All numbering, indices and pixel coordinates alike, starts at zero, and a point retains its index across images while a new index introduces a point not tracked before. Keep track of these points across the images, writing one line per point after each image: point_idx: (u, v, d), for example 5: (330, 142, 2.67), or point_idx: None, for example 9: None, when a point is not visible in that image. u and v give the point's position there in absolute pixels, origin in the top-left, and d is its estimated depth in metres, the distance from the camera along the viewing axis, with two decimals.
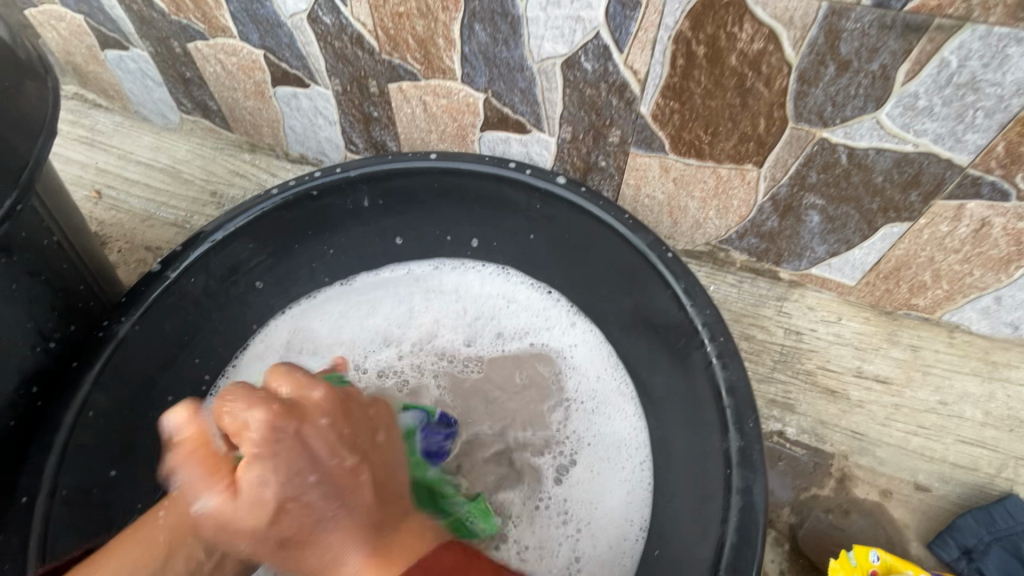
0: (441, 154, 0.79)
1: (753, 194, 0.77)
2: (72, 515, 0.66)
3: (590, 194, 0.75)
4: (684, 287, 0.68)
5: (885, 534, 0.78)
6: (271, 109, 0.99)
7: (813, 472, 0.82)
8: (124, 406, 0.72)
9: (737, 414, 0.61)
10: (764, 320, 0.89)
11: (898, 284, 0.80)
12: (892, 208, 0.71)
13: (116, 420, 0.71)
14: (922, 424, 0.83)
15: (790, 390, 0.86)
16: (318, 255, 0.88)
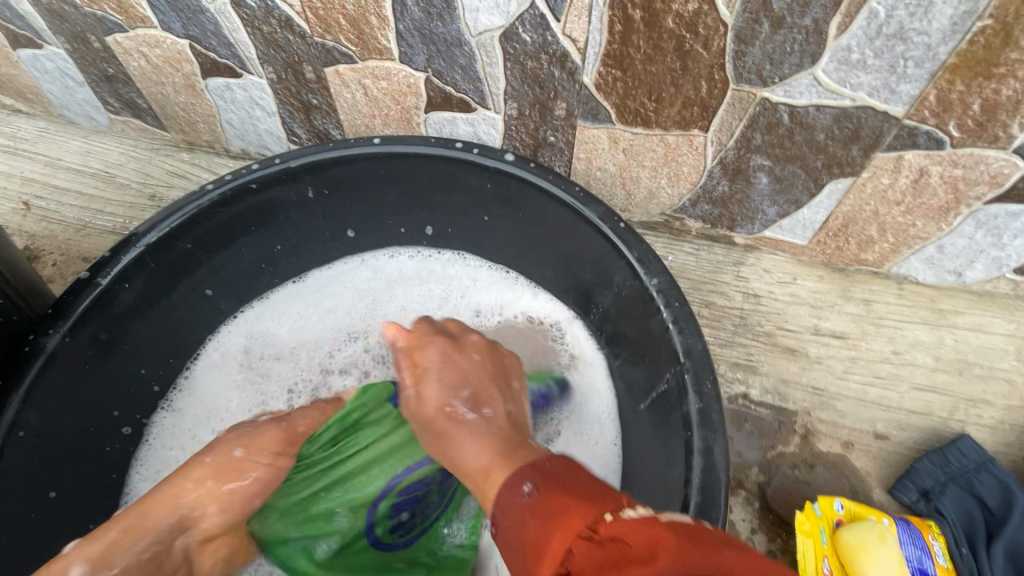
0: (384, 138, 0.75)
1: (701, 160, 0.77)
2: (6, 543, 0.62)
3: (540, 169, 0.73)
4: (638, 256, 0.66)
5: (848, 483, 0.81)
6: (204, 103, 0.94)
7: (778, 430, 0.84)
8: (56, 424, 0.67)
9: (696, 376, 0.60)
10: (722, 286, 0.90)
11: (846, 240, 0.82)
12: (835, 165, 0.72)
13: (48, 438, 0.66)
14: (878, 375, 0.85)
15: (752, 352, 0.88)
16: (266, 252, 0.84)
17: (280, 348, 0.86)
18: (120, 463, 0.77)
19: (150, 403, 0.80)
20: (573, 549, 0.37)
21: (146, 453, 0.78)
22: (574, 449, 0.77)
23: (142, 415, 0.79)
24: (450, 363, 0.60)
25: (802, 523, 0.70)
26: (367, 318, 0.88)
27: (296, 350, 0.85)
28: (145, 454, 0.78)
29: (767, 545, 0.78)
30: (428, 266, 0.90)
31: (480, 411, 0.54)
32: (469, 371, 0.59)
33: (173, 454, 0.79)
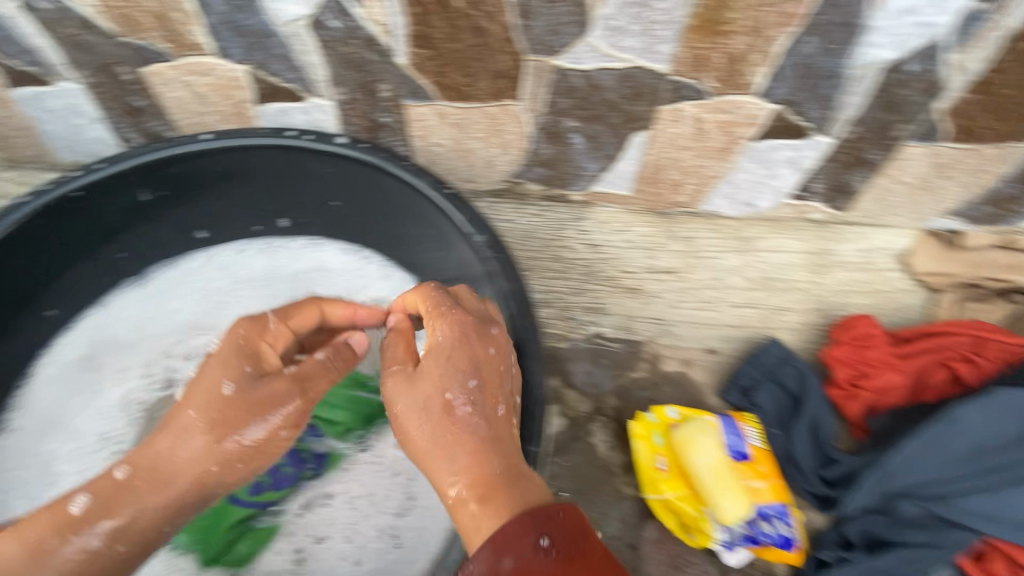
0: (221, 132, 0.76)
1: (522, 126, 0.85)
2: None
3: (372, 149, 0.77)
4: (466, 217, 0.73)
5: (687, 394, 0.93)
6: (17, 115, 0.88)
7: (627, 359, 0.95)
8: None
9: (518, 314, 0.69)
10: (568, 241, 0.99)
11: (660, 186, 0.94)
12: (631, 119, 0.82)
13: None
14: (704, 299, 0.98)
15: (600, 296, 0.98)
16: (102, 261, 0.83)
17: (121, 343, 0.85)
18: None
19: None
20: None
21: None
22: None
23: None
24: (464, 345, 0.58)
25: (634, 429, 0.84)
26: (214, 312, 0.89)
27: (137, 345, 0.86)
28: None
29: (625, 459, 0.87)
30: (282, 256, 0.92)
31: (465, 386, 0.56)
32: (448, 365, 0.56)
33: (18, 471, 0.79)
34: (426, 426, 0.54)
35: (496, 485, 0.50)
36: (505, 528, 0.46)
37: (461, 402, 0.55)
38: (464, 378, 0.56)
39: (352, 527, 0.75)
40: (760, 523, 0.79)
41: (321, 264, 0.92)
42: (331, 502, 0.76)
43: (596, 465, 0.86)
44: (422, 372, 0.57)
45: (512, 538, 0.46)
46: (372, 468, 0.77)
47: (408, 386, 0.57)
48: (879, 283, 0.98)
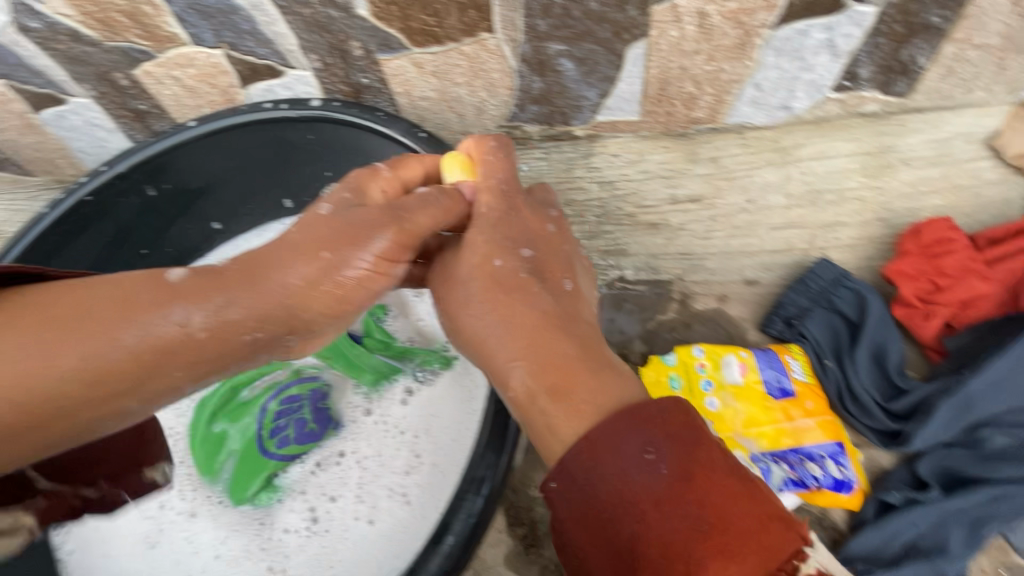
0: (199, 119, 0.78)
1: (505, 62, 0.78)
2: None
3: (345, 105, 0.75)
4: (440, 156, 0.70)
5: (725, 332, 0.84)
6: (50, 138, 0.96)
7: (655, 301, 0.88)
8: None
9: None
10: (578, 181, 0.92)
11: (672, 103, 0.83)
12: (623, 30, 0.73)
13: None
14: (738, 225, 0.87)
15: (618, 236, 0.90)
16: (139, 262, 0.90)
17: None
18: None
19: None
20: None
21: None
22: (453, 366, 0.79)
23: None
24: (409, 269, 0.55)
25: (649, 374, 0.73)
26: None
27: None
28: None
29: None
30: None
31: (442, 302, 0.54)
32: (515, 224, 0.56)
33: None
34: (518, 312, 0.51)
35: (567, 375, 0.48)
36: (569, 425, 0.46)
37: (481, 225, 0.55)
38: (492, 255, 0.53)
39: (363, 484, 0.75)
40: (808, 463, 0.68)
41: None
42: (343, 460, 0.77)
43: None
44: (263, 257, 0.51)
45: (613, 440, 0.44)
46: (380, 427, 0.78)
47: (447, 249, 0.57)
48: (958, 177, 0.83)
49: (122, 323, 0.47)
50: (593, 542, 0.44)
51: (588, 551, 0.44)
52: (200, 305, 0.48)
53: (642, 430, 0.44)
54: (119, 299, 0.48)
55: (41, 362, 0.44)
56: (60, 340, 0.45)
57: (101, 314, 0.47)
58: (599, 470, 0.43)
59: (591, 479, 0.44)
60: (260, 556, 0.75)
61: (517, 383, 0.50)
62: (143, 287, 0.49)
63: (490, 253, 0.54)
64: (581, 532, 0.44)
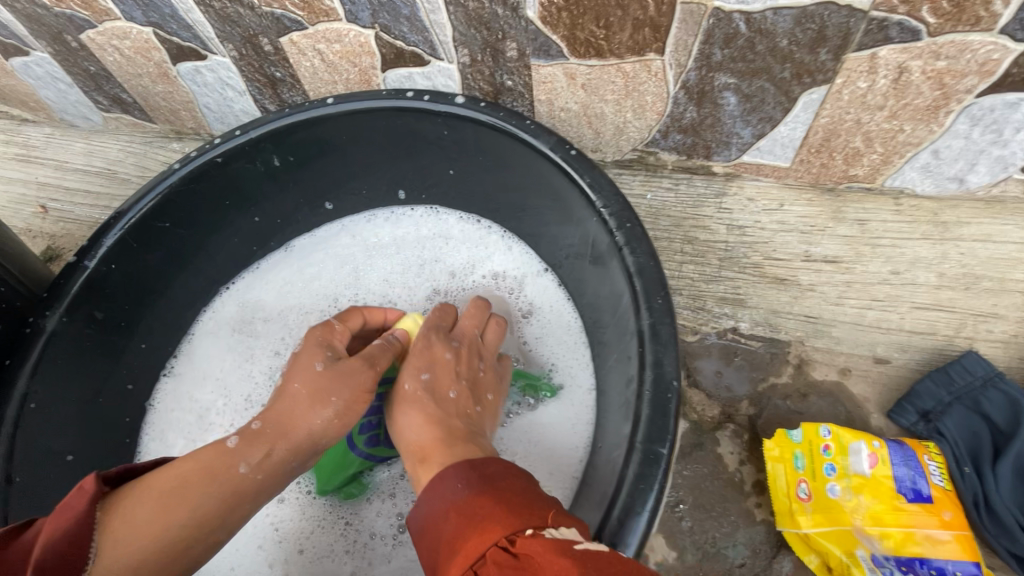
0: (338, 97, 0.76)
1: (663, 86, 0.73)
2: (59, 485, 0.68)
3: (490, 108, 0.72)
4: (590, 181, 0.66)
5: (844, 411, 0.78)
6: (181, 90, 0.97)
7: (770, 362, 0.81)
8: (84, 430, 0.72)
9: (646, 294, 0.57)
10: (705, 220, 0.86)
11: (831, 156, 0.77)
12: (805, 73, 0.67)
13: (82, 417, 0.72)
14: (876, 297, 0.81)
15: (739, 285, 0.84)
16: (242, 231, 0.86)
17: (269, 313, 0.87)
18: (131, 426, 0.78)
19: (132, 390, 0.78)
20: (486, 555, 0.43)
21: (152, 417, 0.80)
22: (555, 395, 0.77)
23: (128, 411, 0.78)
24: (424, 351, 0.67)
25: (770, 449, 0.73)
26: (351, 284, 0.89)
27: (283, 314, 0.87)
28: (151, 417, 0.80)
29: (756, 475, 0.75)
30: (402, 226, 0.90)
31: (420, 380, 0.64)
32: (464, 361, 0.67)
33: (174, 414, 0.81)
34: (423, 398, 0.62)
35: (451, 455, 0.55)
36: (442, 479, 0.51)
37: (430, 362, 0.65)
38: (407, 379, 0.64)
39: None
40: None
41: (437, 238, 0.89)
42: None
43: (721, 480, 0.75)
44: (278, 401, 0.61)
45: (438, 478, 0.51)
46: None
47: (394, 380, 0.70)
48: None
49: (206, 490, 0.52)
50: (434, 534, 0.48)
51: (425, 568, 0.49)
52: (260, 459, 0.56)
53: (457, 469, 0.51)
54: (200, 469, 0.53)
55: (166, 513, 0.50)
56: (168, 509, 0.50)
57: (197, 476, 0.53)
58: (422, 501, 0.50)
59: (429, 505, 0.50)
60: (344, 559, 0.73)
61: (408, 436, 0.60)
62: (196, 467, 0.53)
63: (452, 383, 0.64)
64: (430, 556, 0.48)
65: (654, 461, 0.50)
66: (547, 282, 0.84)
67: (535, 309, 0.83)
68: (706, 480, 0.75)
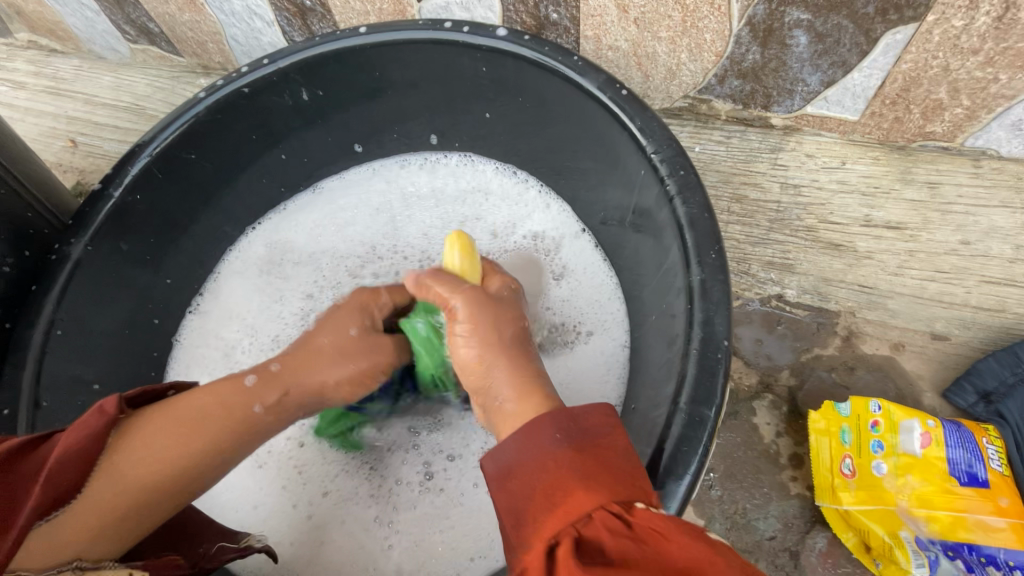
0: (370, 27, 0.71)
1: (726, 22, 0.66)
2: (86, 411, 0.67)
3: (535, 41, 0.67)
4: (640, 125, 0.60)
5: (894, 388, 0.73)
6: (208, 20, 0.93)
7: (816, 332, 0.76)
8: (111, 361, 0.71)
9: (697, 246, 0.53)
10: (757, 177, 0.80)
11: (908, 109, 0.69)
12: (892, 8, 0.59)
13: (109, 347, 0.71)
14: (941, 269, 0.74)
15: (789, 249, 0.79)
16: (270, 169, 0.83)
17: (300, 256, 0.86)
18: (156, 360, 0.78)
19: (158, 325, 0.77)
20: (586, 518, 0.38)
21: (178, 352, 0.80)
22: (581, 355, 0.75)
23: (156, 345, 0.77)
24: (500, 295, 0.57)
25: (815, 422, 0.70)
26: (385, 234, 0.86)
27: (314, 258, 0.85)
28: (177, 352, 0.80)
29: (793, 448, 0.71)
30: (439, 176, 0.87)
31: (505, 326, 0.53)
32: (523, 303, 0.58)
33: (201, 350, 0.80)
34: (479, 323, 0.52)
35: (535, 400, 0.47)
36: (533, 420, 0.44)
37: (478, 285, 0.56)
38: (457, 305, 0.54)
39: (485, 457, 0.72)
40: (989, 568, 0.61)
41: (477, 192, 0.86)
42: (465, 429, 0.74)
43: (755, 451, 0.72)
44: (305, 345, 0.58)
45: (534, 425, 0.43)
46: None
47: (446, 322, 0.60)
48: None
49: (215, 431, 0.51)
50: (522, 482, 0.42)
51: (502, 516, 0.42)
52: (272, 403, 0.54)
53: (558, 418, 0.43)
54: (213, 407, 0.52)
55: (181, 445, 0.49)
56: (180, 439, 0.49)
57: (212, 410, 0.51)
58: (511, 443, 0.43)
59: (523, 452, 0.43)
60: (364, 510, 0.72)
61: (464, 366, 0.52)
62: (213, 404, 0.51)
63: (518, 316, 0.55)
64: (509, 500, 0.42)
65: (699, 424, 0.47)
66: (583, 238, 0.80)
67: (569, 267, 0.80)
68: (739, 450, 0.72)
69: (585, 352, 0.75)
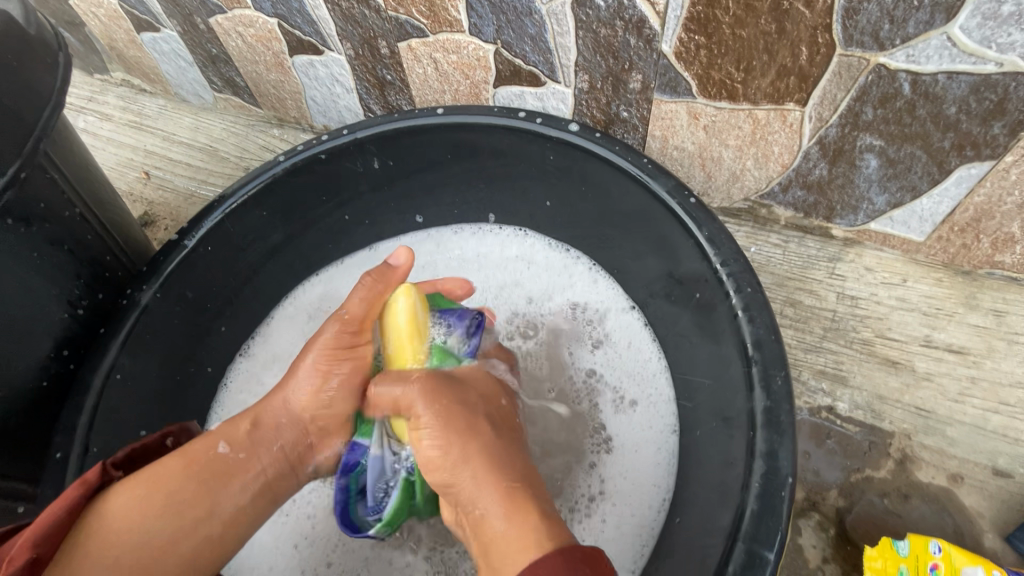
0: (449, 108, 0.74)
1: (796, 139, 0.68)
2: None
3: (606, 139, 0.69)
4: (708, 234, 0.61)
5: (952, 523, 0.69)
6: (292, 81, 0.99)
7: (868, 452, 0.73)
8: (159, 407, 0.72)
9: (765, 371, 0.52)
10: (813, 284, 0.79)
11: (977, 238, 0.69)
12: (969, 145, 0.60)
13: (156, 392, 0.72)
14: (1005, 401, 0.72)
15: (842, 361, 0.77)
16: (332, 228, 0.86)
17: None
18: (200, 408, 0.78)
19: (211, 373, 0.79)
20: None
21: (223, 397, 0.80)
22: (622, 427, 0.74)
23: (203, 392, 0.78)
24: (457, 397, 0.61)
25: (871, 559, 0.66)
26: None
27: None
28: (222, 397, 0.80)
29: None
30: (488, 243, 0.88)
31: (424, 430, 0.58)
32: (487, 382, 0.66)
33: (244, 397, 0.80)
34: (443, 417, 0.58)
35: (522, 509, 0.50)
36: (513, 543, 0.48)
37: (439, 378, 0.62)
38: (415, 400, 0.59)
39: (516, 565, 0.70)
40: None
41: (521, 260, 0.86)
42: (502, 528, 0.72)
43: None
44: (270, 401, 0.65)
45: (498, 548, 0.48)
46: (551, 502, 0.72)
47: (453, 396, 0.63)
48: None
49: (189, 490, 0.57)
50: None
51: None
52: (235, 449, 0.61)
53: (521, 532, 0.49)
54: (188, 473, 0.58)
55: (146, 510, 0.55)
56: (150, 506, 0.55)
57: (180, 479, 0.57)
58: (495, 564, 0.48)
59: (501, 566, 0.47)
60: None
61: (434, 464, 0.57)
62: (183, 470, 0.58)
63: (488, 399, 0.63)
64: None
65: (759, 565, 0.46)
66: (628, 322, 0.79)
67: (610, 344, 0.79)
68: None
69: (626, 427, 0.73)
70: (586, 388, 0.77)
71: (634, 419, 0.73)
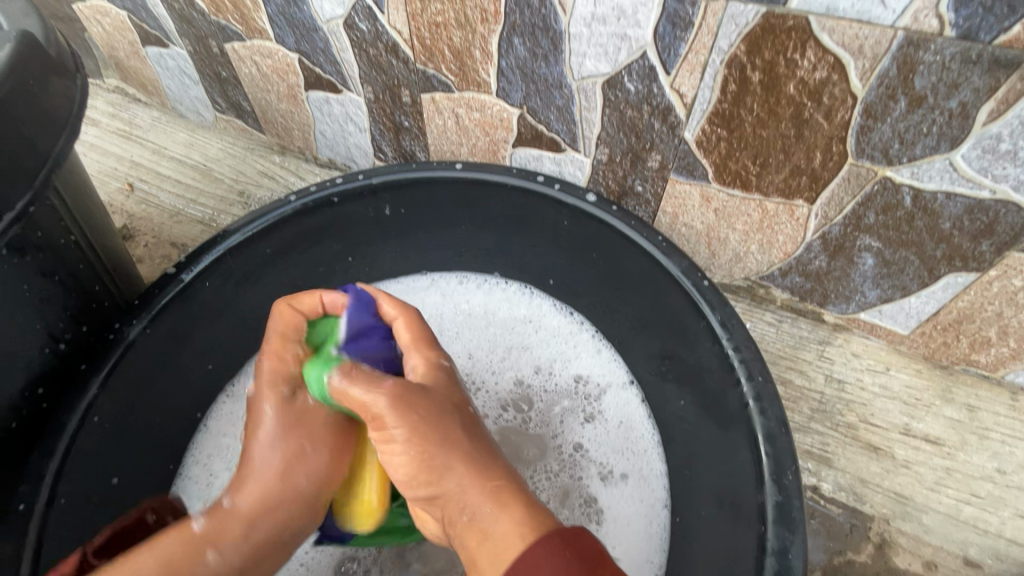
0: (467, 165, 0.75)
1: (801, 231, 0.71)
2: (96, 503, 0.63)
3: (623, 214, 0.71)
4: (720, 319, 0.63)
5: None
6: (303, 113, 0.97)
7: (850, 534, 0.74)
8: (133, 450, 0.67)
9: (776, 464, 0.55)
10: (803, 364, 0.82)
11: (957, 337, 0.74)
12: (958, 257, 0.65)
13: (134, 433, 0.67)
14: (976, 493, 0.75)
15: (828, 443, 0.79)
16: (334, 270, 0.84)
17: None
18: (172, 451, 0.73)
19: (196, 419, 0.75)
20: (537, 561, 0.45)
21: (202, 439, 0.75)
22: (612, 502, 0.73)
23: (174, 434, 0.73)
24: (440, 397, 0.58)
25: None
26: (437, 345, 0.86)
27: None
28: (200, 439, 0.75)
29: None
30: (494, 298, 0.88)
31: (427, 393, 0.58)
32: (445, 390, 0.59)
33: (224, 440, 0.75)
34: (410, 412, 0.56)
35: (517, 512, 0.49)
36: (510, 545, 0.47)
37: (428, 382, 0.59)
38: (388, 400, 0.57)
39: None
40: None
41: (528, 321, 0.86)
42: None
43: None
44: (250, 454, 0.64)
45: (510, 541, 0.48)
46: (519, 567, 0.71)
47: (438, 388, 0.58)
48: None
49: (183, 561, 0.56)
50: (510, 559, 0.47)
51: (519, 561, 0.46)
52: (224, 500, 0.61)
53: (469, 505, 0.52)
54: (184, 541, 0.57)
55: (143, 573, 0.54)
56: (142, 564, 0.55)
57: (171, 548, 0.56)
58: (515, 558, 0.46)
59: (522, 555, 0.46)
60: None
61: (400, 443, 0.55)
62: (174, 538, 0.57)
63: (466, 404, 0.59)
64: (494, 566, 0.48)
65: None
66: (627, 396, 0.79)
67: (608, 416, 0.79)
68: None
69: (618, 501, 0.73)
70: (573, 458, 0.76)
71: (626, 493, 0.73)
